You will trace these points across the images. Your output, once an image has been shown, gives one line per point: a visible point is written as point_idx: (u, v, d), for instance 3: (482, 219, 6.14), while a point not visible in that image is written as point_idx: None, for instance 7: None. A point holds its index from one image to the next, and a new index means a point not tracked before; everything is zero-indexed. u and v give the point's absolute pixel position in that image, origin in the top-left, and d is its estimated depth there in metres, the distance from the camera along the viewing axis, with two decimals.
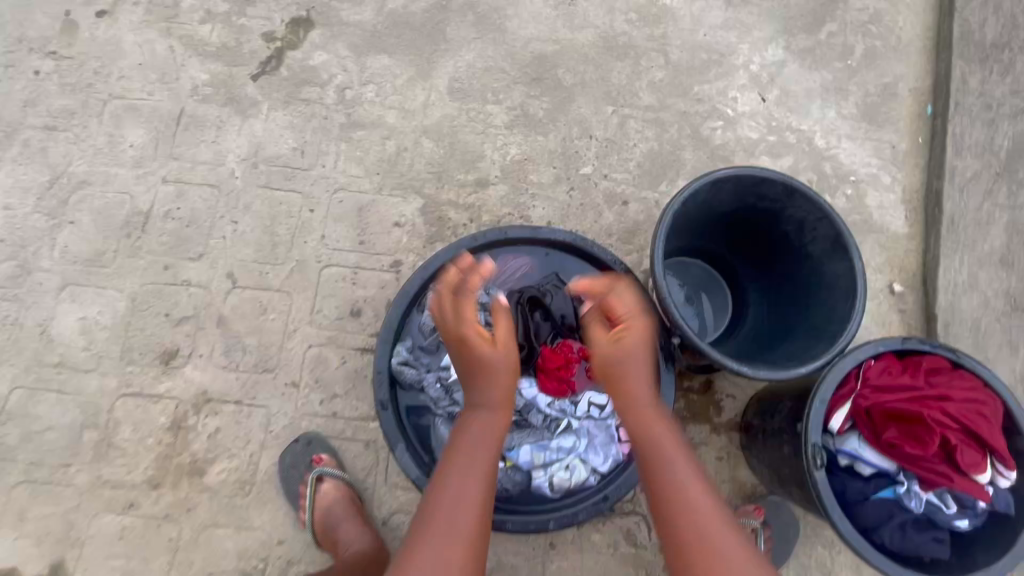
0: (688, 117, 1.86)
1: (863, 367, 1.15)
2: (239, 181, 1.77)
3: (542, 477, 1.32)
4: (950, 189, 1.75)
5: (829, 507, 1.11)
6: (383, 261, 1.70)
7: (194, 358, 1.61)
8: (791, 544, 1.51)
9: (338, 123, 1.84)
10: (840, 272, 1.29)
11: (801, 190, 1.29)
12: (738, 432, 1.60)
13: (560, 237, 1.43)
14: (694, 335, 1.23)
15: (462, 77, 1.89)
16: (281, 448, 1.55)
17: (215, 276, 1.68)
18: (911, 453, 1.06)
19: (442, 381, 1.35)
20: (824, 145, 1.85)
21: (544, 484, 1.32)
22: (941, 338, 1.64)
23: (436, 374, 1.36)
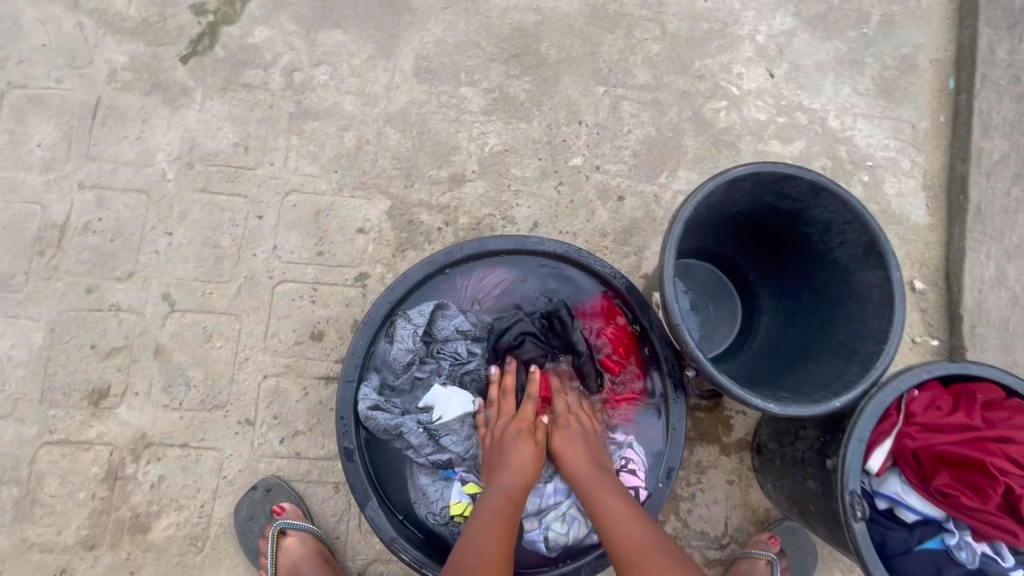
0: (689, 97, 1.64)
1: (907, 400, 1.00)
2: (172, 185, 1.52)
3: (537, 531, 1.15)
4: (976, 174, 1.58)
5: (872, 564, 0.96)
6: (346, 275, 1.48)
7: (129, 396, 1.39)
8: (808, 573, 1.39)
9: (287, 112, 1.58)
10: (872, 282, 1.12)
11: (829, 189, 1.10)
12: (750, 452, 1.45)
13: (550, 247, 1.21)
14: (710, 365, 1.02)
15: (430, 54, 1.63)
16: (237, 496, 1.35)
17: (149, 299, 1.45)
18: (968, 504, 0.93)
19: (424, 425, 1.15)
20: (838, 126, 1.66)
21: (538, 538, 1.15)
22: (968, 340, 1.50)
23: (415, 416, 1.16)
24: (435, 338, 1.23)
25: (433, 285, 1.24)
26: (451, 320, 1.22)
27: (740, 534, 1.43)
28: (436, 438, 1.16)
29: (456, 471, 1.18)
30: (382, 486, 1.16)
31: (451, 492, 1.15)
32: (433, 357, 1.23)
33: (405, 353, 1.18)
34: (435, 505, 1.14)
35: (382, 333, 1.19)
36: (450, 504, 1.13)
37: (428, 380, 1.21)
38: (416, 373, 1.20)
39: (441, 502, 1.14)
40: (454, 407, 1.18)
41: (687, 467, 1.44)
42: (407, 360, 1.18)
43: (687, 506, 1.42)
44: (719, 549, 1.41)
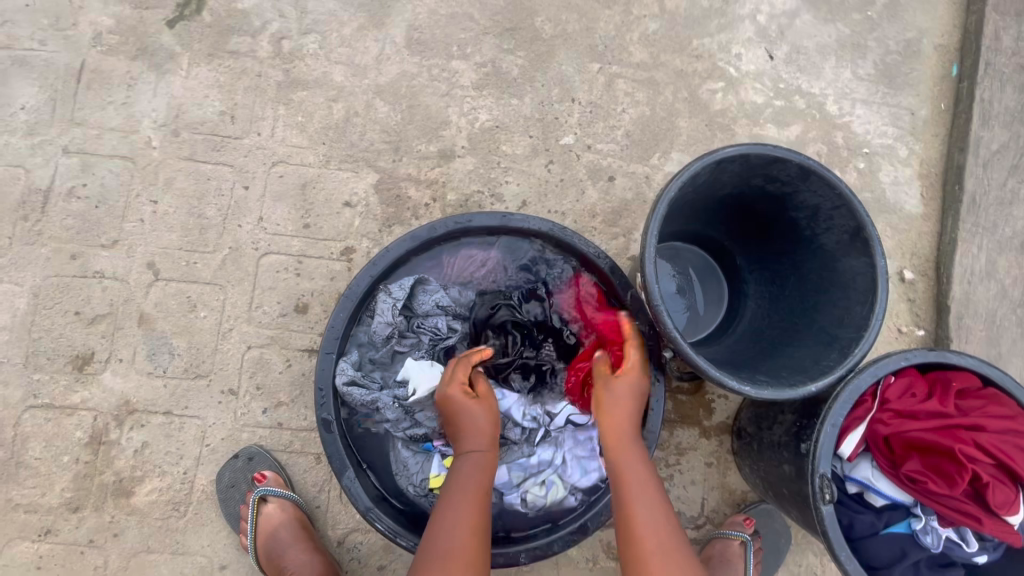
0: (685, 77, 1.61)
1: (881, 386, 1.00)
2: (157, 153, 1.50)
3: (514, 495, 1.17)
4: (973, 164, 1.56)
5: (838, 546, 0.97)
6: (332, 248, 1.47)
7: (114, 363, 1.40)
8: (781, 555, 1.41)
9: (274, 81, 1.55)
10: (857, 268, 1.11)
11: (818, 173, 1.08)
12: (730, 435, 1.46)
13: (534, 225, 1.19)
14: (688, 347, 1.02)
15: (423, 26, 1.59)
16: (219, 464, 1.37)
17: (133, 267, 1.44)
18: (935, 489, 0.92)
19: (399, 401, 1.15)
20: (836, 112, 1.63)
21: (516, 501, 1.17)
22: (954, 332, 1.49)
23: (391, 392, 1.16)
24: (415, 313, 1.21)
25: (416, 260, 1.24)
26: (431, 294, 1.21)
27: (717, 515, 1.44)
28: (411, 413, 1.16)
29: (435, 445, 1.17)
30: (362, 456, 1.18)
31: (431, 465, 1.16)
32: (414, 332, 1.22)
33: (385, 327, 1.18)
34: (414, 477, 1.16)
35: (363, 307, 1.19)
36: (428, 477, 1.15)
37: (409, 354, 1.22)
38: (396, 347, 1.21)
39: (421, 474, 1.16)
40: (427, 381, 1.14)
41: (667, 448, 1.45)
42: (387, 334, 1.19)
43: (665, 487, 1.43)
44: (695, 529, 1.43)
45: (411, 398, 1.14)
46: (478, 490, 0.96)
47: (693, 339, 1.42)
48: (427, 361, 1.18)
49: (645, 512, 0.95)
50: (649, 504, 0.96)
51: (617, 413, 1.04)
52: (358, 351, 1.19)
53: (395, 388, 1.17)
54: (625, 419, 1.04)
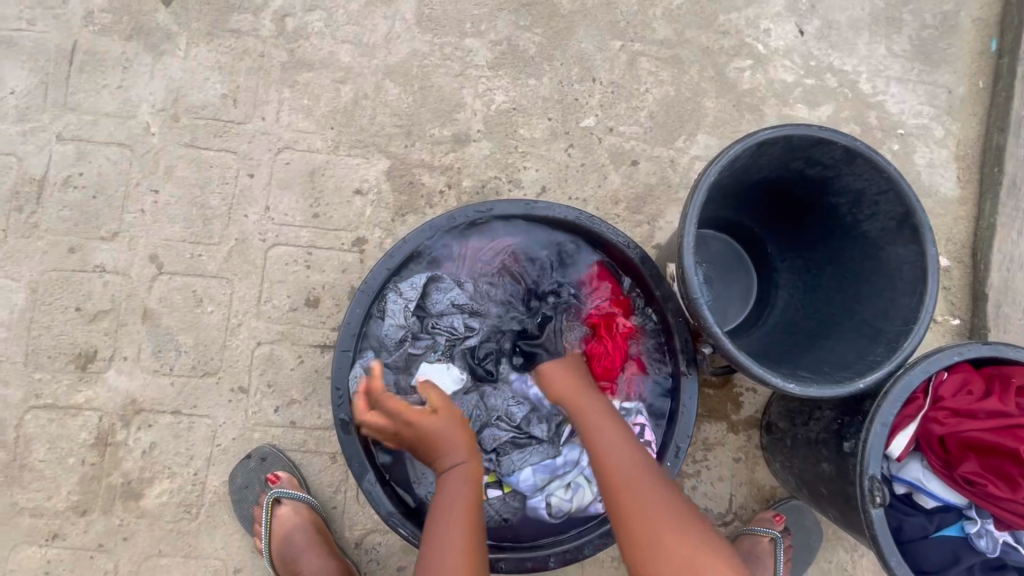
0: (711, 55, 1.53)
1: (934, 383, 0.94)
2: (157, 139, 1.42)
3: (540, 499, 1.12)
4: (1014, 145, 1.49)
5: (888, 551, 0.92)
6: (343, 239, 1.40)
7: (118, 361, 1.34)
8: (811, 551, 1.37)
9: (278, 62, 1.46)
10: (904, 257, 1.05)
11: (866, 155, 1.01)
12: (758, 429, 1.41)
13: (559, 213, 1.12)
14: (733, 346, 0.96)
15: (434, 1, 1.50)
16: (231, 465, 1.32)
17: (135, 260, 1.38)
18: (995, 492, 0.88)
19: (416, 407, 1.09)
20: (870, 90, 1.55)
21: (541, 505, 1.13)
22: (991, 320, 1.44)
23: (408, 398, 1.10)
24: (428, 313, 1.15)
25: (431, 253, 1.16)
26: (445, 292, 1.15)
27: (745, 512, 1.40)
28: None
29: None
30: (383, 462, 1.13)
31: None
32: (429, 333, 1.16)
33: (397, 330, 1.13)
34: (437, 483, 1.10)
35: (377, 305, 1.12)
36: None
37: (424, 356, 1.15)
38: (410, 350, 1.14)
39: None
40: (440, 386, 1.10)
41: (694, 443, 1.40)
42: (400, 336, 1.13)
43: (691, 483, 1.39)
44: (722, 526, 1.39)
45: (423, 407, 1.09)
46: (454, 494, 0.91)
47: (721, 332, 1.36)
48: (443, 364, 1.12)
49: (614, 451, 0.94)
50: (620, 449, 0.94)
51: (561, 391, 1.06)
52: (373, 354, 1.13)
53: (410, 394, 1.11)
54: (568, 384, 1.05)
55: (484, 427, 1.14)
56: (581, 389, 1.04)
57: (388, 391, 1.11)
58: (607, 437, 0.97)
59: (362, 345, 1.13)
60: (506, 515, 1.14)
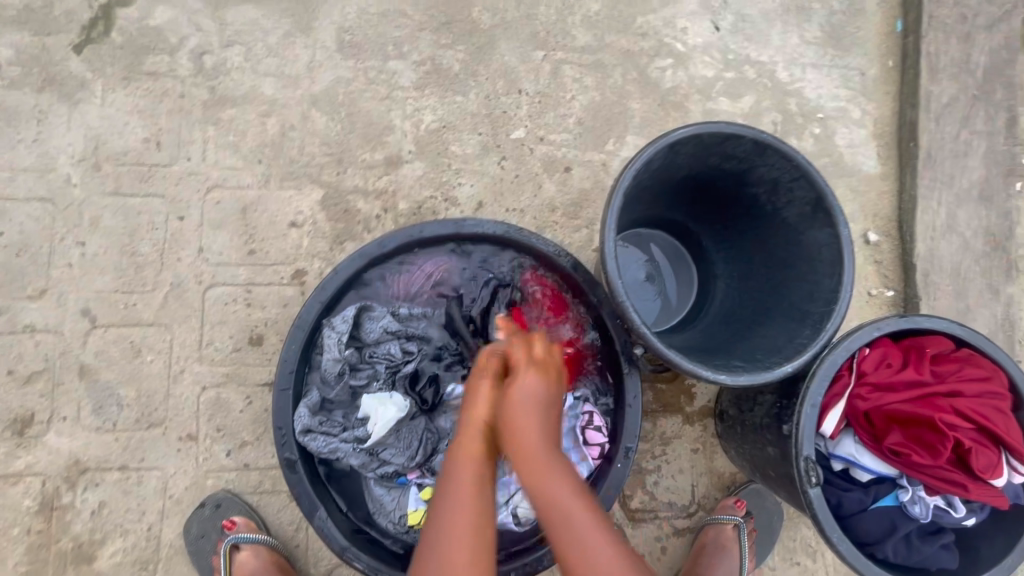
0: (632, 57, 1.56)
1: (857, 359, 0.98)
2: (79, 190, 1.39)
3: (506, 515, 1.13)
4: (926, 120, 1.55)
5: (829, 528, 0.95)
6: (282, 273, 1.39)
7: (57, 422, 1.30)
8: (774, 532, 1.40)
9: (200, 101, 1.44)
10: (822, 241, 1.08)
11: (773, 146, 1.04)
12: (713, 418, 1.44)
13: (487, 229, 1.13)
14: (659, 343, 0.98)
15: (354, 27, 1.51)
16: (186, 515, 1.29)
17: (67, 316, 1.34)
18: (920, 461, 0.91)
19: (361, 442, 1.08)
20: (788, 78, 1.60)
21: (508, 519, 1.13)
22: (922, 289, 1.49)
23: (352, 434, 1.09)
24: (365, 342, 1.14)
25: (366, 283, 1.17)
26: (378, 321, 1.14)
27: (708, 501, 1.42)
28: (376, 455, 1.09)
29: (410, 477, 1.12)
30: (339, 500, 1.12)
31: (408, 500, 1.11)
32: (368, 363, 1.15)
33: (334, 363, 1.10)
34: (393, 514, 1.11)
35: (314, 342, 1.12)
36: (406, 514, 1.10)
37: (367, 387, 1.14)
38: (352, 382, 1.13)
39: (399, 511, 1.10)
40: (386, 415, 1.08)
41: (652, 439, 1.42)
42: (339, 370, 1.11)
43: (653, 479, 1.40)
44: (688, 518, 1.41)
45: (370, 439, 1.08)
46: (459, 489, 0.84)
47: (666, 327, 1.39)
48: (386, 393, 1.12)
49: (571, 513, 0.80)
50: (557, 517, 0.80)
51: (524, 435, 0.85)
52: (314, 391, 1.11)
53: (357, 428, 1.10)
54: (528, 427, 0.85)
55: (436, 450, 1.14)
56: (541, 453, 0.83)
57: (333, 428, 1.09)
58: (562, 502, 0.80)
59: (303, 383, 1.12)
60: None
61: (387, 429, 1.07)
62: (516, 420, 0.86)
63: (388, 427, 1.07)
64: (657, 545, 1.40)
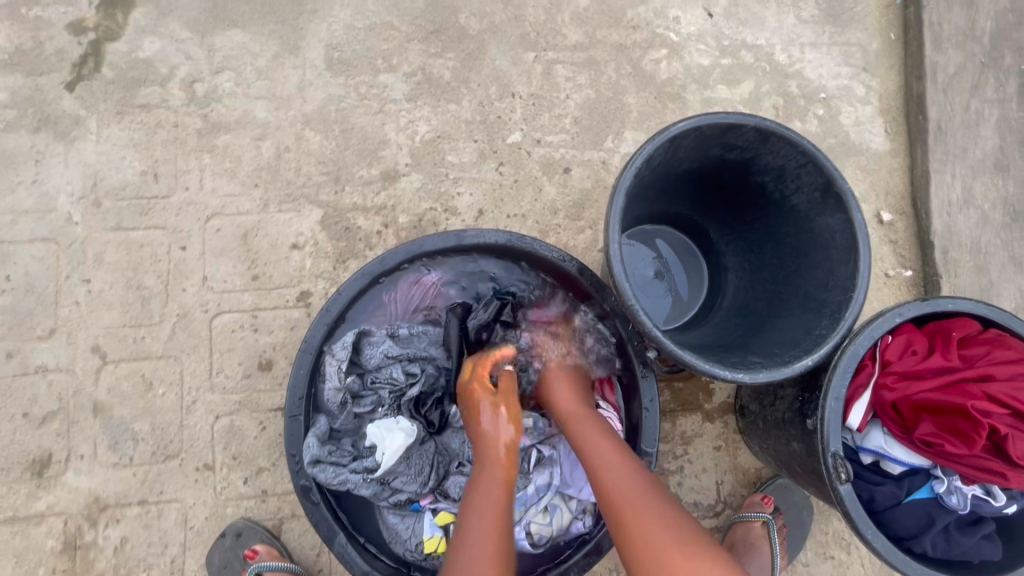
0: (626, 51, 1.53)
1: (880, 348, 0.95)
2: (81, 228, 1.39)
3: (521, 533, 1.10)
4: (933, 92, 1.50)
5: (862, 525, 0.91)
6: (287, 295, 1.38)
7: (75, 461, 1.30)
8: (804, 527, 1.37)
9: (193, 129, 1.44)
10: (834, 227, 1.04)
11: (777, 133, 1.01)
12: (734, 414, 1.40)
13: (487, 239, 1.12)
14: (673, 344, 0.95)
15: (342, 43, 1.49)
16: (208, 545, 1.29)
17: (77, 354, 1.34)
18: (953, 451, 0.87)
19: (371, 472, 1.06)
20: (787, 60, 1.56)
21: (523, 538, 1.10)
22: (940, 267, 1.44)
23: (362, 463, 1.06)
24: (366, 368, 1.13)
25: (368, 303, 1.16)
26: (376, 345, 1.13)
27: (734, 499, 1.39)
28: (388, 483, 1.08)
29: (423, 503, 1.11)
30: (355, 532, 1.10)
31: (423, 526, 1.10)
32: (371, 389, 1.14)
33: (336, 392, 1.10)
34: (409, 542, 1.09)
35: (318, 369, 1.11)
36: (423, 541, 1.09)
37: (372, 414, 1.13)
38: (356, 409, 1.12)
39: (415, 538, 1.09)
40: (393, 443, 1.05)
41: (672, 439, 1.38)
42: (341, 399, 1.10)
43: (676, 480, 1.37)
44: (714, 518, 1.38)
45: (379, 469, 1.05)
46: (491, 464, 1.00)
47: (678, 325, 1.36)
48: (391, 419, 1.10)
49: (618, 488, 0.91)
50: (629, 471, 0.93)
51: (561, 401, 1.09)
52: (322, 421, 1.10)
53: (365, 458, 1.08)
54: (572, 409, 1.07)
55: (448, 474, 1.13)
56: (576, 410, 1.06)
57: (343, 458, 1.07)
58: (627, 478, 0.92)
59: (312, 412, 1.11)
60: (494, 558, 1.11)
61: (394, 458, 1.05)
62: (568, 406, 1.07)
63: (395, 457, 1.05)
64: None
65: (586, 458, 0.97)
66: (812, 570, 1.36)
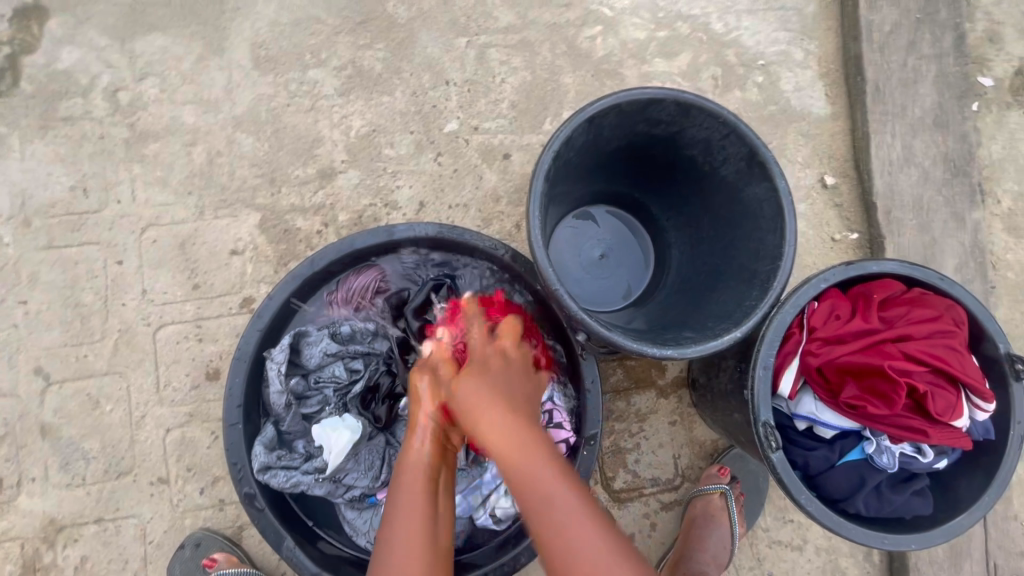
0: (560, 30, 1.51)
1: (805, 315, 0.95)
2: (13, 250, 1.36)
3: (485, 515, 1.12)
4: (870, 51, 1.49)
5: (795, 491, 0.92)
6: (230, 302, 1.36)
7: (26, 484, 1.29)
8: (763, 494, 1.38)
9: (121, 140, 1.41)
10: (761, 195, 1.04)
11: (696, 106, 1.00)
12: (687, 388, 1.41)
13: (418, 232, 1.10)
14: (599, 325, 0.95)
15: (268, 40, 1.46)
16: (169, 558, 1.28)
17: (21, 377, 1.32)
18: (876, 413, 0.88)
19: (321, 472, 1.06)
20: (723, 29, 1.54)
21: (489, 520, 1.13)
22: (884, 227, 1.44)
23: (311, 463, 1.07)
24: (309, 369, 1.12)
25: (306, 306, 1.15)
26: (315, 345, 1.11)
27: (692, 472, 1.40)
28: (340, 481, 1.08)
29: (380, 496, 1.11)
30: (316, 528, 1.12)
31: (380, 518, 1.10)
32: (316, 389, 1.13)
33: (280, 396, 1.08)
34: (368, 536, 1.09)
35: (258, 375, 1.10)
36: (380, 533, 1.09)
37: (320, 414, 1.12)
38: (303, 411, 1.11)
39: (373, 532, 1.09)
40: (339, 442, 1.05)
41: (627, 418, 1.39)
42: (286, 402, 1.09)
43: (634, 457, 1.38)
44: (674, 491, 1.40)
45: (328, 469, 1.05)
46: (414, 487, 0.85)
47: (627, 302, 1.35)
48: (337, 418, 1.09)
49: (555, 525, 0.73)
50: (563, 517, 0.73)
51: (489, 418, 0.81)
52: (269, 426, 1.10)
53: (316, 458, 1.08)
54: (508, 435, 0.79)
55: None
56: (512, 418, 0.81)
57: (293, 461, 1.07)
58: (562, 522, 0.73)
59: (257, 419, 1.10)
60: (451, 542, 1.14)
61: (341, 457, 1.04)
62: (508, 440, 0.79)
63: (342, 454, 1.04)
64: (646, 522, 1.38)
65: (523, 483, 0.76)
66: (772, 534, 1.38)
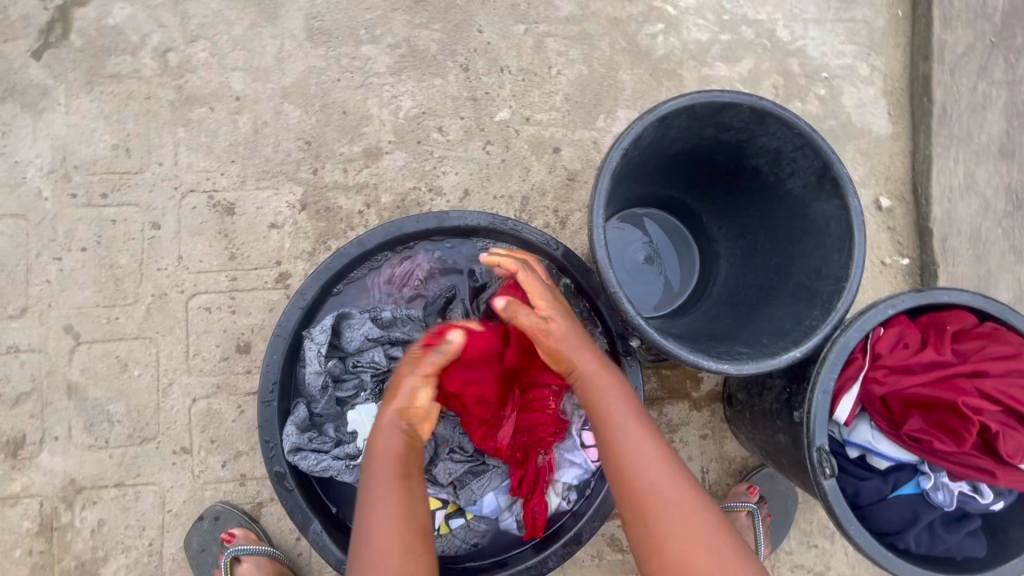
0: (620, 24, 1.46)
1: (870, 340, 0.91)
2: (51, 204, 1.34)
3: (511, 518, 1.10)
4: (939, 73, 1.45)
5: (846, 521, 0.88)
6: (265, 276, 1.34)
7: (49, 442, 1.28)
8: (790, 516, 1.36)
9: (167, 103, 1.38)
10: (829, 213, 1.00)
11: (772, 114, 0.96)
12: (721, 403, 1.38)
13: (471, 221, 1.06)
14: (657, 332, 0.91)
15: (323, 12, 1.42)
16: (186, 527, 1.27)
17: (50, 333, 1.31)
18: (942, 448, 0.85)
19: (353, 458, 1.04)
20: (789, 37, 1.50)
21: (513, 523, 1.10)
22: (938, 254, 1.40)
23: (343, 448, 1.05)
24: (347, 352, 1.09)
25: (348, 287, 1.13)
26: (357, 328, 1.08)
27: (719, 488, 1.38)
28: None
29: None
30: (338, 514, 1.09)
31: None
32: (353, 372, 1.10)
33: (317, 376, 1.06)
34: None
35: (296, 354, 1.07)
36: None
37: (355, 399, 1.10)
38: (338, 394, 1.09)
39: None
40: None
41: (659, 427, 1.36)
42: (322, 383, 1.06)
43: None
44: None
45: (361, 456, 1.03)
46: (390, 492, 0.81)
47: (667, 311, 1.32)
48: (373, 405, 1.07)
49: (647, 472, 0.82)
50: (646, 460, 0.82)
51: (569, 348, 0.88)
52: (302, 407, 1.07)
53: (348, 444, 1.06)
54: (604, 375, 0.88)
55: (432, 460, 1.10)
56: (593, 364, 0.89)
57: (325, 445, 1.05)
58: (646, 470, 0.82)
59: (290, 399, 1.08)
60: (475, 541, 1.10)
61: None
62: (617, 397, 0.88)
63: None
64: None
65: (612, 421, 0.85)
66: (795, 558, 1.35)
